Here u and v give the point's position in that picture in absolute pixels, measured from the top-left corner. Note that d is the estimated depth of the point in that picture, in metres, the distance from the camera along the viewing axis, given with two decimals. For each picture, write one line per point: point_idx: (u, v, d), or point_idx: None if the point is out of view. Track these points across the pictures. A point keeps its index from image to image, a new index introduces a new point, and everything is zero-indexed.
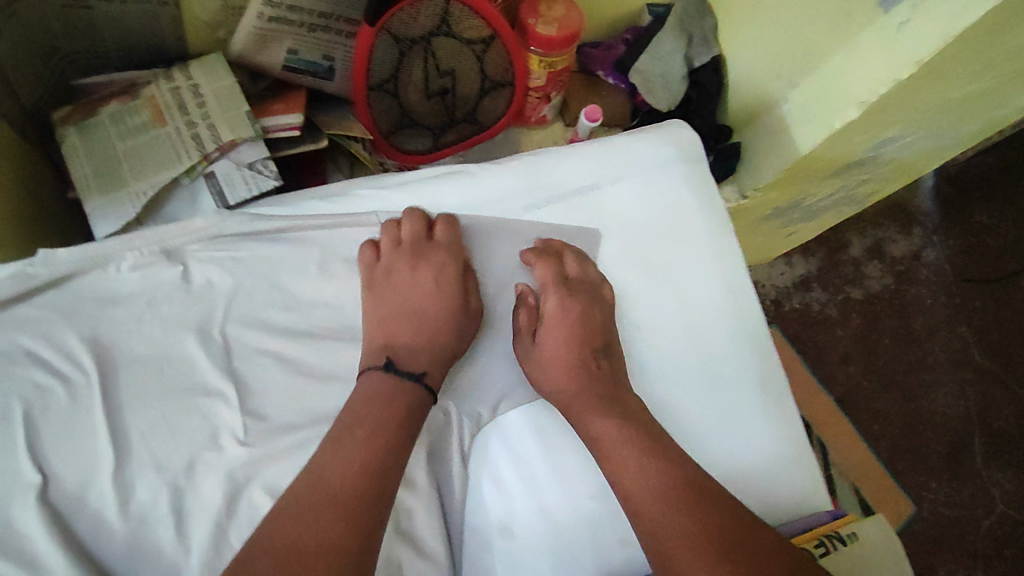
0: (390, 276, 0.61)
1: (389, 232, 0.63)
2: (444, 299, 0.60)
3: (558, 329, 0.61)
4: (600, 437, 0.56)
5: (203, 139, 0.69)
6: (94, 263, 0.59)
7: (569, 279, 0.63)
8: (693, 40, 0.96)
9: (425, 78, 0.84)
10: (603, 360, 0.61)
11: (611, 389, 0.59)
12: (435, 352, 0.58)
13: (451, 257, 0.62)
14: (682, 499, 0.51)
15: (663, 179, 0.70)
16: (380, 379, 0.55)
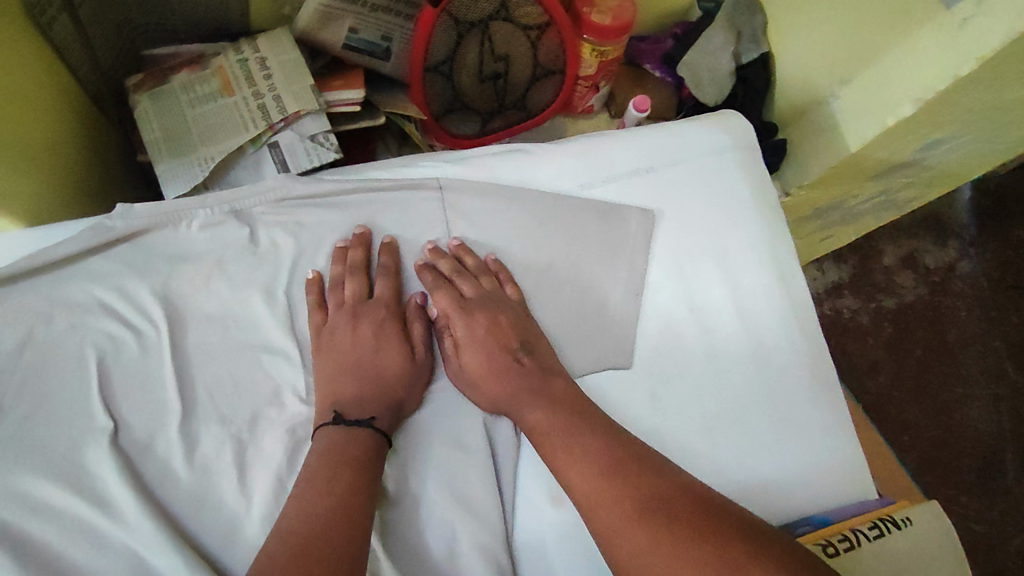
0: (334, 335, 0.59)
1: (336, 292, 0.61)
2: (392, 343, 0.60)
3: (477, 348, 0.60)
4: (532, 423, 0.56)
5: (269, 109, 0.70)
6: (166, 219, 0.61)
7: (467, 300, 0.62)
8: (743, 36, 0.97)
9: (479, 62, 0.85)
10: (524, 356, 0.60)
11: (538, 380, 0.59)
12: (385, 396, 0.57)
13: (390, 312, 0.61)
14: (611, 468, 0.51)
15: (719, 166, 0.70)
16: (330, 434, 0.54)
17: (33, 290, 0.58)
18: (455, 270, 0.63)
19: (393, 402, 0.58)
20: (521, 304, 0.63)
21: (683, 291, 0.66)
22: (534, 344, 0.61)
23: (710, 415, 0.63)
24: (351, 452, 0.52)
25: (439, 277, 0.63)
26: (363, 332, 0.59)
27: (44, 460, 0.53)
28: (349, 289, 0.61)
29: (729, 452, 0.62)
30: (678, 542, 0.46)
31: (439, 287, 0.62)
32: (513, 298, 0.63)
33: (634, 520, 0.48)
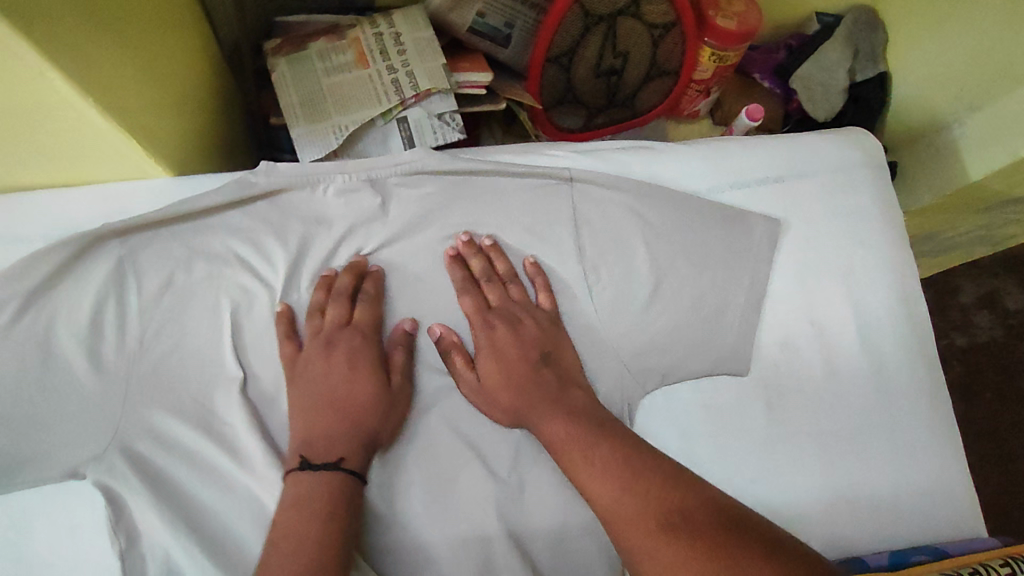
0: (308, 369, 0.57)
1: (313, 322, 0.59)
2: (366, 371, 0.57)
3: (493, 363, 0.59)
4: (549, 436, 0.55)
5: (401, 85, 0.71)
6: (305, 181, 0.62)
7: (495, 307, 0.61)
8: (859, 53, 0.95)
9: (598, 57, 0.85)
10: (546, 367, 0.59)
11: (556, 391, 0.58)
12: (360, 425, 0.55)
13: (367, 339, 0.59)
14: (631, 480, 0.50)
15: (851, 179, 0.69)
16: (299, 483, 0.51)
17: (176, 237, 0.60)
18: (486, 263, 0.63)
19: (371, 433, 0.55)
20: (554, 311, 0.62)
21: (803, 303, 0.65)
22: (557, 354, 0.60)
23: (820, 430, 0.62)
24: (322, 497, 0.50)
25: (469, 278, 0.63)
26: (335, 359, 0.57)
27: (181, 401, 0.57)
28: (329, 317, 0.59)
29: (838, 471, 0.61)
30: (704, 558, 0.44)
31: (467, 289, 0.62)
32: (544, 306, 0.62)
33: (656, 535, 0.46)
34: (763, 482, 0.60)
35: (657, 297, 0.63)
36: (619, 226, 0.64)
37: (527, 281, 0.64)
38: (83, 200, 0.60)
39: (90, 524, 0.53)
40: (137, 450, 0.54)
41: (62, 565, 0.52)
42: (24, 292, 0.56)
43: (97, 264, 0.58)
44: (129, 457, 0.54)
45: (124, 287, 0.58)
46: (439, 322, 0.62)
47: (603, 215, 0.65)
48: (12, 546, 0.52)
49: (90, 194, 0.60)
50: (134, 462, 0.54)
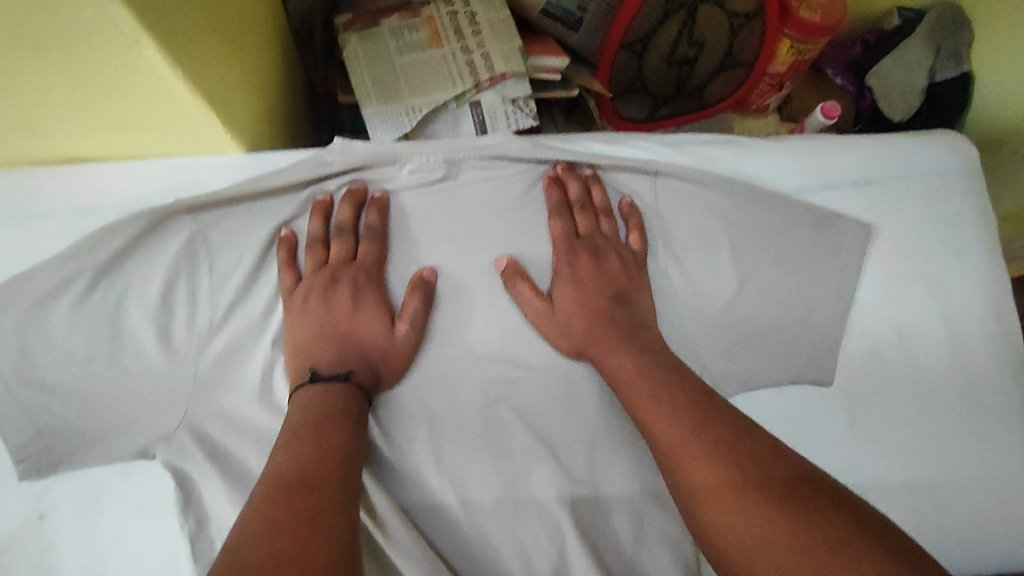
0: (309, 299, 0.56)
1: (317, 253, 0.58)
2: (370, 313, 0.56)
3: (570, 291, 0.58)
4: (618, 371, 0.54)
5: (477, 67, 0.69)
6: (385, 158, 0.61)
7: (581, 236, 0.60)
8: (942, 51, 0.92)
9: (674, 45, 0.81)
10: (621, 308, 0.58)
11: (628, 330, 0.56)
12: (363, 360, 0.55)
13: (371, 276, 0.58)
14: (700, 422, 0.49)
15: (946, 183, 0.65)
16: (311, 393, 0.52)
17: (249, 213, 0.58)
18: (579, 192, 0.62)
19: (371, 370, 0.55)
20: (642, 254, 0.61)
21: (890, 313, 0.62)
22: (633, 296, 0.59)
23: (901, 447, 0.59)
24: (334, 405, 0.51)
25: (564, 201, 0.62)
26: (339, 294, 0.56)
27: (250, 382, 0.55)
28: (334, 251, 0.58)
29: (921, 491, 0.58)
30: (768, 502, 0.43)
31: (560, 211, 0.61)
32: (632, 246, 0.61)
33: (721, 471, 0.45)
34: None
35: (737, 299, 0.61)
36: (703, 224, 0.62)
37: (621, 221, 0.63)
38: (157, 173, 0.59)
39: (161, 503, 0.53)
40: (206, 431, 0.54)
41: (131, 543, 0.52)
42: (96, 266, 0.55)
43: (168, 240, 0.56)
44: (199, 439, 0.53)
45: (194, 264, 0.57)
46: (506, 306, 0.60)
47: (687, 212, 0.62)
48: (81, 522, 0.52)
49: (164, 167, 0.59)
50: (204, 444, 0.53)
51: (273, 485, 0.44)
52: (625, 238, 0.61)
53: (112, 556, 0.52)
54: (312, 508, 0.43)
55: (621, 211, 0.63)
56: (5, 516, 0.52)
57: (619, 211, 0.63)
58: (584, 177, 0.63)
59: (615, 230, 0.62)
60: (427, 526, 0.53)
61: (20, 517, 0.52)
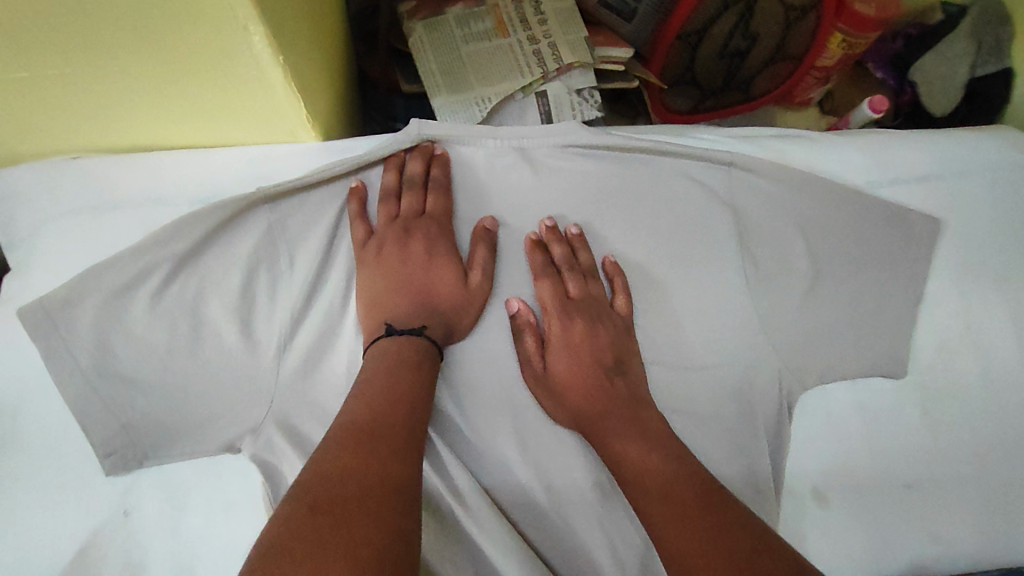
0: (383, 250, 0.57)
1: (389, 205, 0.59)
2: (444, 264, 0.57)
3: (564, 357, 0.56)
4: (620, 453, 0.52)
5: (544, 56, 0.68)
6: (460, 141, 0.61)
7: (573, 299, 0.58)
8: (983, 48, 0.92)
9: (728, 37, 0.81)
10: (616, 378, 0.56)
11: (627, 409, 0.54)
12: (437, 311, 0.56)
13: (441, 227, 0.58)
14: (689, 482, 0.48)
15: (1011, 180, 0.66)
16: (386, 344, 0.52)
17: (327, 204, 0.58)
18: (563, 253, 0.59)
19: (446, 320, 0.56)
20: (629, 317, 0.59)
21: (960, 308, 0.63)
22: (628, 365, 0.57)
23: (974, 440, 0.60)
24: (407, 358, 0.51)
25: (549, 261, 0.59)
26: (413, 247, 0.57)
27: (336, 377, 0.56)
28: (405, 203, 0.58)
29: (995, 484, 0.59)
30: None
31: (545, 274, 0.58)
32: (621, 311, 0.59)
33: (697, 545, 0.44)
34: (919, 489, 0.58)
35: (813, 292, 0.61)
36: (775, 218, 0.62)
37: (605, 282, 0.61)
38: (229, 162, 0.57)
39: (245, 499, 0.52)
40: (294, 423, 0.54)
41: (215, 539, 0.51)
42: (173, 258, 0.54)
43: (245, 229, 0.55)
44: (286, 433, 0.53)
45: (273, 256, 0.56)
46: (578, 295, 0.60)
47: (758, 206, 0.62)
48: (165, 517, 0.51)
49: (237, 155, 0.57)
50: (291, 437, 0.53)
51: (345, 429, 0.45)
52: (612, 297, 0.59)
53: (199, 553, 0.51)
54: (368, 466, 0.42)
55: (603, 270, 0.60)
56: (89, 511, 0.51)
57: (602, 270, 0.61)
58: (568, 237, 0.60)
59: (677, 193, 0.62)
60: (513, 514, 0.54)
61: (104, 512, 0.51)
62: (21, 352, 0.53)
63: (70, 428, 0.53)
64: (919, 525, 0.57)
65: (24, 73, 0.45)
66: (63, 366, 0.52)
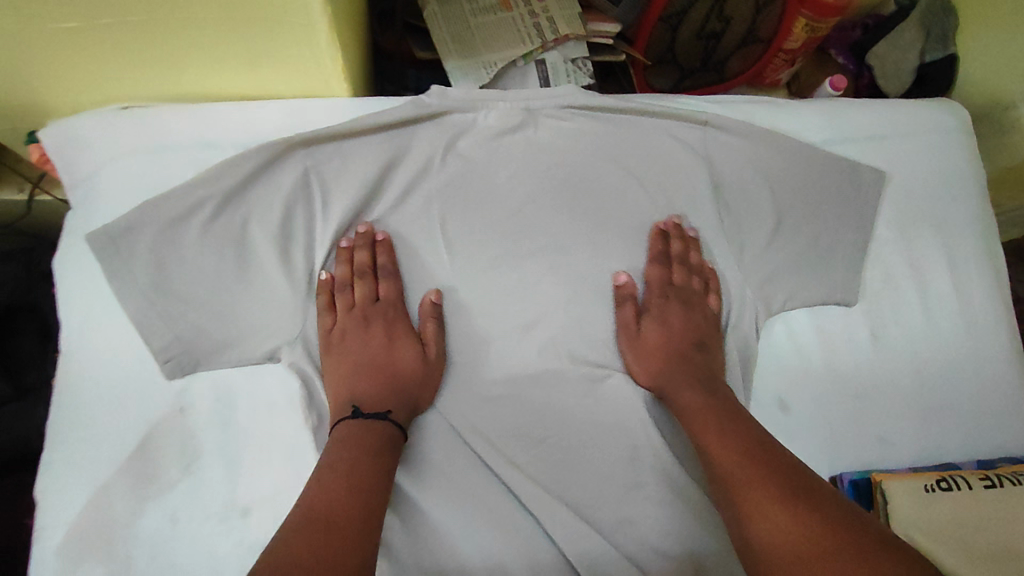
0: (345, 337, 0.61)
1: (347, 292, 0.63)
2: (403, 342, 0.62)
3: (657, 326, 0.66)
4: (688, 403, 0.60)
5: (543, 28, 0.77)
6: (472, 104, 0.68)
7: (676, 284, 0.67)
8: (931, 36, 1.02)
9: (704, 20, 0.91)
10: (700, 353, 0.65)
11: (704, 373, 0.63)
12: (404, 394, 0.60)
13: (396, 312, 0.64)
14: (762, 464, 0.52)
15: (946, 140, 0.76)
16: (350, 427, 0.55)
17: (352, 151, 0.65)
18: (676, 250, 0.69)
19: (410, 401, 0.60)
20: (716, 316, 0.68)
21: (902, 247, 0.72)
22: (711, 347, 0.66)
23: (915, 358, 0.69)
24: (370, 442, 0.54)
25: (665, 252, 0.68)
26: (373, 332, 0.62)
27: (363, 300, 0.63)
28: (360, 290, 0.63)
29: (932, 395, 0.68)
30: (817, 533, 0.45)
31: (658, 259, 0.68)
32: (711, 306, 0.68)
33: (778, 505, 0.48)
34: (867, 399, 0.68)
35: (777, 235, 0.70)
36: (744, 170, 0.71)
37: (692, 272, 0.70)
38: (271, 112, 0.66)
39: (285, 399, 0.60)
40: (327, 338, 0.62)
41: (259, 434, 0.59)
42: (222, 192, 0.61)
43: (285, 170, 0.63)
44: (322, 343, 0.61)
45: (309, 195, 0.64)
46: (572, 234, 0.68)
47: (732, 159, 0.71)
48: (216, 414, 0.59)
49: (278, 107, 0.66)
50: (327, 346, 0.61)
51: (304, 519, 0.46)
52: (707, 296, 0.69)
53: (245, 445, 0.58)
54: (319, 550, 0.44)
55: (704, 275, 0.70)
56: (149, 407, 0.58)
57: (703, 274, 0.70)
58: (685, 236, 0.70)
59: (661, 148, 0.70)
60: (515, 417, 0.63)
61: (163, 408, 0.58)
62: (87, 272, 0.61)
63: (131, 337, 0.60)
64: (867, 428, 0.67)
65: (110, 20, 0.53)
66: (125, 284, 0.59)
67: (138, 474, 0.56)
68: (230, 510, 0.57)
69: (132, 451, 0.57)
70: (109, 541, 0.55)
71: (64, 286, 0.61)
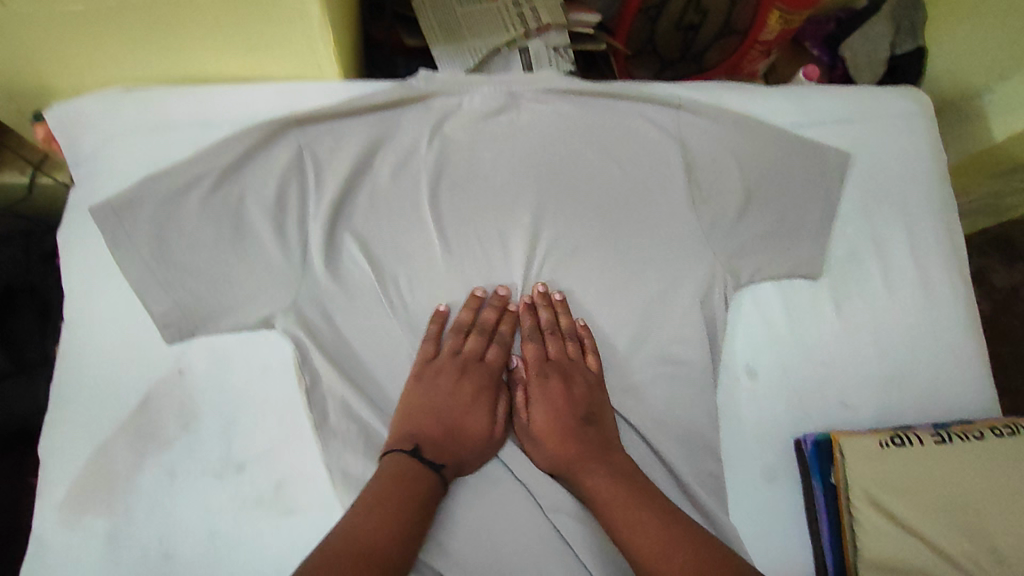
0: (437, 376, 0.62)
1: (433, 341, 0.64)
2: (480, 413, 0.61)
3: (540, 408, 0.62)
4: (592, 490, 0.57)
5: (527, 17, 0.81)
6: (456, 87, 0.71)
7: (551, 360, 0.65)
8: (901, 29, 1.07)
9: (681, 12, 0.95)
10: (591, 425, 0.61)
11: (600, 450, 0.60)
12: (456, 453, 0.59)
13: (494, 379, 0.64)
14: (676, 548, 0.51)
15: (908, 126, 0.80)
16: (399, 460, 0.56)
17: (343, 131, 0.68)
18: (546, 321, 0.67)
19: (460, 462, 0.59)
20: (597, 373, 0.66)
21: (866, 224, 0.76)
22: (600, 416, 0.62)
23: (876, 328, 0.73)
24: (415, 488, 0.54)
25: (535, 328, 0.67)
26: (464, 387, 0.62)
27: (352, 272, 0.66)
28: (469, 342, 0.65)
29: (892, 363, 0.72)
30: None
31: (534, 338, 0.66)
32: (592, 367, 0.66)
33: None
34: (831, 366, 0.72)
35: (747, 210, 0.74)
36: (715, 150, 0.75)
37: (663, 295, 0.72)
38: (266, 94, 0.70)
39: (278, 363, 0.64)
40: (315, 310, 0.64)
41: (255, 394, 0.63)
42: (219, 168, 0.65)
43: (280, 147, 0.67)
44: (312, 313, 0.64)
45: (302, 171, 0.67)
46: (551, 210, 0.71)
47: (705, 141, 0.75)
48: (214, 376, 0.62)
49: (274, 89, 0.70)
50: (317, 316, 0.64)
51: (335, 548, 0.47)
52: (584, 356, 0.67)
53: (241, 405, 0.62)
54: None
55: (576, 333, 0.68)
56: (150, 369, 0.62)
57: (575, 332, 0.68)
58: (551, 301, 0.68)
59: (637, 130, 0.74)
60: (497, 382, 0.67)
61: (164, 370, 0.62)
62: (91, 243, 0.65)
63: (133, 304, 0.63)
64: (830, 393, 0.71)
65: (112, 1, 0.56)
66: (125, 255, 0.63)
67: (141, 432, 0.60)
68: (226, 466, 0.60)
69: (132, 410, 0.61)
70: (110, 494, 0.59)
71: (69, 257, 0.64)
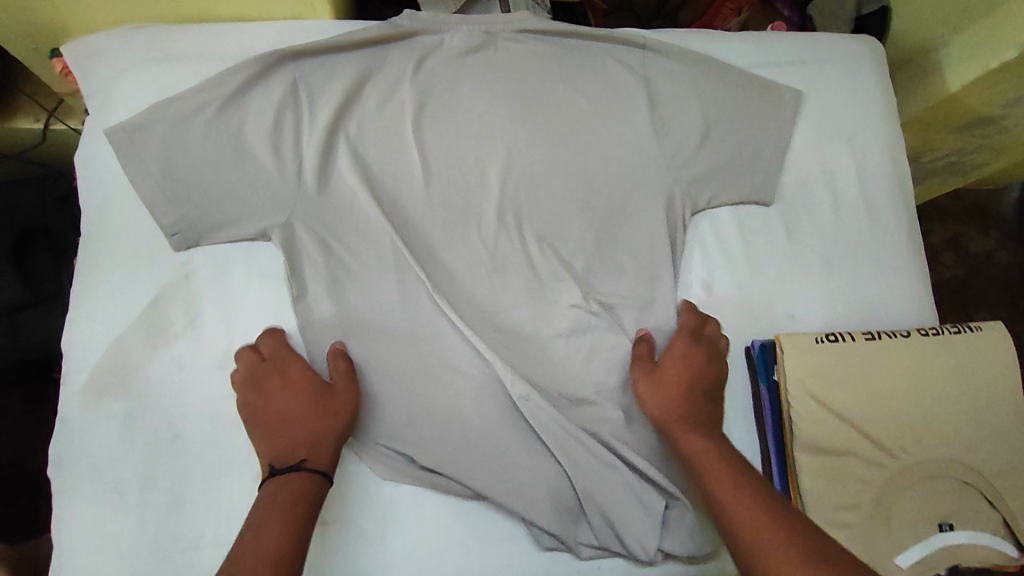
0: (250, 404, 0.63)
1: (245, 361, 0.66)
2: (302, 394, 0.63)
3: (676, 364, 0.68)
4: (693, 449, 0.62)
5: None
6: (438, 27, 0.78)
7: (700, 337, 0.71)
8: None
9: None
10: (710, 402, 0.67)
11: (711, 422, 0.65)
12: (310, 441, 0.61)
13: (290, 364, 0.66)
14: (772, 510, 0.55)
15: (861, 70, 0.87)
16: (271, 486, 0.58)
17: (334, 64, 0.75)
18: (691, 320, 0.72)
19: (317, 442, 0.61)
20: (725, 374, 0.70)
21: (817, 158, 0.83)
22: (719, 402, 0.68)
23: (824, 251, 0.80)
24: (285, 500, 0.56)
25: (690, 324, 0.72)
26: (275, 392, 0.63)
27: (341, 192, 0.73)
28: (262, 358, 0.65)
29: (837, 282, 0.79)
30: None
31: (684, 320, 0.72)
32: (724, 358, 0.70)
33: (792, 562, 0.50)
34: (781, 284, 0.78)
35: (707, 141, 0.78)
36: (681, 88, 0.80)
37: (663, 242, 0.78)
38: (264, 30, 0.76)
39: (275, 270, 0.71)
40: (308, 224, 0.71)
41: (255, 298, 0.70)
42: (219, 97, 0.71)
43: (275, 77, 0.73)
44: (305, 227, 0.71)
45: (296, 100, 0.73)
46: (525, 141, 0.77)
47: (669, 79, 0.80)
48: (217, 281, 0.70)
49: (270, 26, 0.76)
50: (311, 229, 0.71)
51: None
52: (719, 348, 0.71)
53: (242, 305, 0.70)
54: None
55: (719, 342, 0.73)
56: (161, 273, 0.69)
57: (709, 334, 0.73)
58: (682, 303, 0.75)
59: (606, 69, 0.80)
60: (474, 292, 0.73)
61: (173, 275, 0.69)
62: (106, 163, 0.71)
63: (145, 216, 0.71)
64: (779, 308, 0.77)
65: None
66: (136, 172, 0.69)
67: (152, 327, 0.67)
68: (228, 359, 0.67)
69: (144, 309, 0.68)
70: (125, 381, 0.66)
71: (86, 176, 0.71)
